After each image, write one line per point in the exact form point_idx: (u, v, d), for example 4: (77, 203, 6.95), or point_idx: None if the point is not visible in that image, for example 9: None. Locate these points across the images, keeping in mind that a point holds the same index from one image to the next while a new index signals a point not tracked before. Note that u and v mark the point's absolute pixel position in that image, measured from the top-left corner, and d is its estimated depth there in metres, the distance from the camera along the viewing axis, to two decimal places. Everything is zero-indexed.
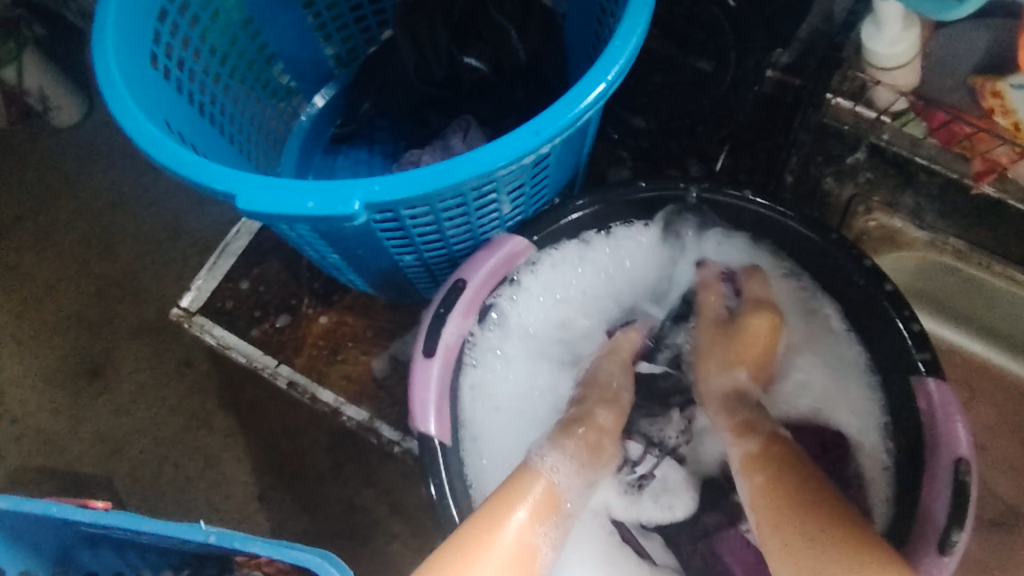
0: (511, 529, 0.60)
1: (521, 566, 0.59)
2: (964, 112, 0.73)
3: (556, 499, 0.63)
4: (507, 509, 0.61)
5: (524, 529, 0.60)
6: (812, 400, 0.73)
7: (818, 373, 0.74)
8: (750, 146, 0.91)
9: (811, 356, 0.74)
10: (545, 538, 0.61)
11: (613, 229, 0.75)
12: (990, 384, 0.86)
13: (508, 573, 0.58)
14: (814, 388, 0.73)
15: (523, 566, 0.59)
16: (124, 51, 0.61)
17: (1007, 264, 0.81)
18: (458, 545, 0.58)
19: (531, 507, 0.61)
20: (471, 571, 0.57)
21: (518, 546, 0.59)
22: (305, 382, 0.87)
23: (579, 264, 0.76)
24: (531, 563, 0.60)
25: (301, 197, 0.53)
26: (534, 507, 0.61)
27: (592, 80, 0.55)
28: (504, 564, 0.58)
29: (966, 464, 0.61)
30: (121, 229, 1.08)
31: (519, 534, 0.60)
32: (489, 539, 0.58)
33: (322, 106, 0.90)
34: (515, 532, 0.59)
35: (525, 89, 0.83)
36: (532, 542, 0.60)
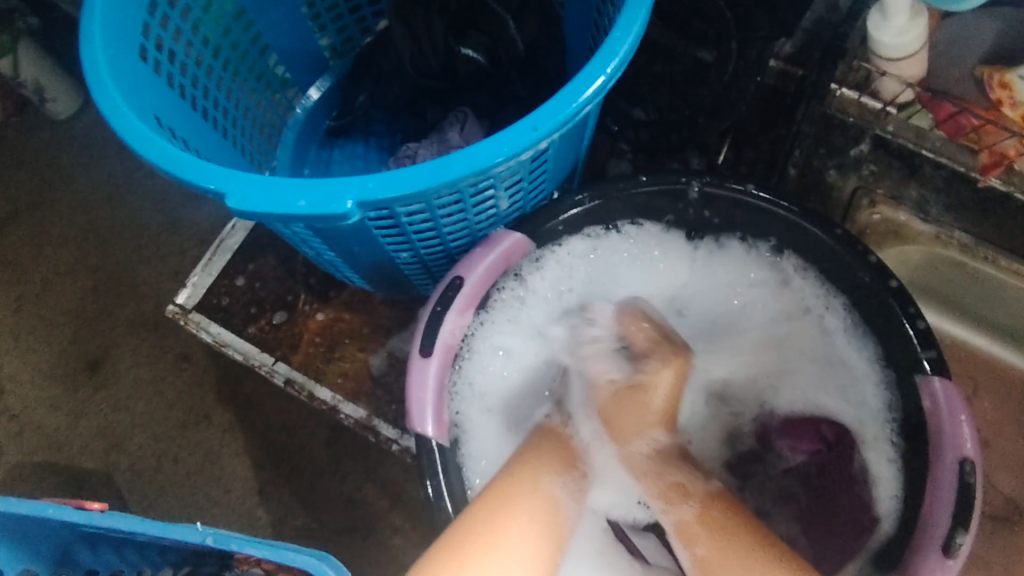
0: (532, 484, 0.60)
1: (551, 518, 0.59)
2: (972, 104, 0.72)
3: (570, 455, 0.66)
4: (527, 468, 0.62)
5: (541, 479, 0.61)
6: (801, 402, 0.74)
7: (810, 375, 0.74)
8: (752, 139, 0.88)
9: (806, 359, 0.74)
10: (563, 491, 0.62)
11: (620, 226, 0.74)
12: (995, 378, 0.85)
13: (539, 522, 0.58)
14: (802, 389, 0.74)
15: (553, 516, 0.60)
16: (112, 45, 0.60)
17: (1013, 259, 0.80)
18: (487, 501, 0.58)
19: (548, 463, 0.63)
20: (503, 526, 0.56)
21: (541, 499, 0.60)
22: (302, 379, 0.86)
23: (578, 262, 0.75)
24: (556, 515, 0.60)
25: (293, 196, 0.52)
26: (552, 464, 0.63)
27: (592, 73, 0.53)
28: (535, 514, 0.59)
29: (971, 464, 0.59)
30: (118, 223, 1.07)
31: (536, 489, 0.60)
32: (514, 499, 0.59)
33: (317, 99, 0.89)
34: (539, 488, 0.60)
35: (522, 79, 0.80)
36: (555, 495, 0.61)
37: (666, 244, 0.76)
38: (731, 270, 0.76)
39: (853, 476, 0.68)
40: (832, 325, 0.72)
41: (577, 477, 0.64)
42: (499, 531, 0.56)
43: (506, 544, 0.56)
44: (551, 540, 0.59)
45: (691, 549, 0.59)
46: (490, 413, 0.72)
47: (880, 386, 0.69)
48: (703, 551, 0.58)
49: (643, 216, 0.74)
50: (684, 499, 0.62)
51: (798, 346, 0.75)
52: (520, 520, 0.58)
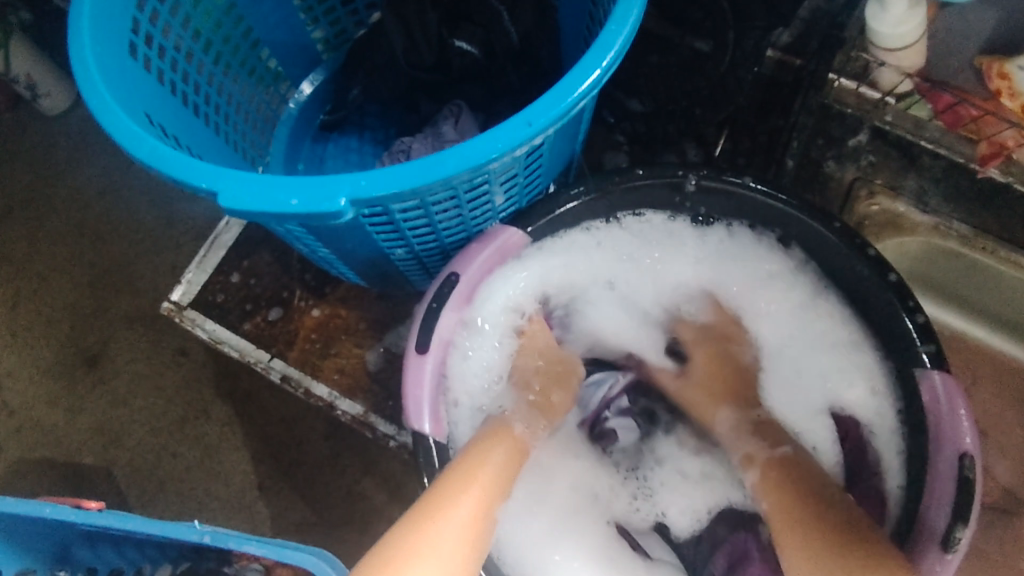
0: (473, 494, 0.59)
1: (475, 535, 0.57)
2: (970, 94, 0.72)
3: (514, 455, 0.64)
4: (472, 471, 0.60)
5: (487, 493, 0.59)
6: (808, 394, 0.72)
7: (814, 368, 0.72)
8: (750, 129, 0.87)
9: (811, 351, 0.72)
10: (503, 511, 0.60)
11: (623, 216, 0.73)
12: (993, 369, 0.84)
13: (465, 539, 0.56)
14: (807, 383, 0.72)
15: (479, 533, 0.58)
16: (101, 42, 0.59)
17: (1012, 250, 0.79)
18: (425, 508, 0.57)
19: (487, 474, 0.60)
20: (437, 540, 0.55)
21: (483, 512, 0.58)
22: (298, 375, 0.86)
23: (580, 250, 0.74)
24: (492, 530, 0.59)
25: (285, 194, 0.52)
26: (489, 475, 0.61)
27: (587, 66, 0.53)
28: (461, 530, 0.56)
29: (971, 458, 0.59)
30: (114, 218, 1.06)
31: (479, 505, 0.58)
32: (451, 510, 0.57)
33: (310, 93, 0.88)
34: (473, 503, 0.58)
35: (517, 72, 0.79)
36: (488, 514, 0.59)
37: (673, 234, 0.75)
38: (741, 258, 0.74)
39: (854, 472, 0.69)
40: (841, 318, 0.71)
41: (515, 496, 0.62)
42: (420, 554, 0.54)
43: (436, 556, 0.54)
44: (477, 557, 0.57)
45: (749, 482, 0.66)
46: (482, 406, 0.71)
47: (886, 381, 0.68)
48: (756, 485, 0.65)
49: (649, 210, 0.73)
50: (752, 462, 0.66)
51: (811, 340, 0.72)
52: (457, 531, 0.56)
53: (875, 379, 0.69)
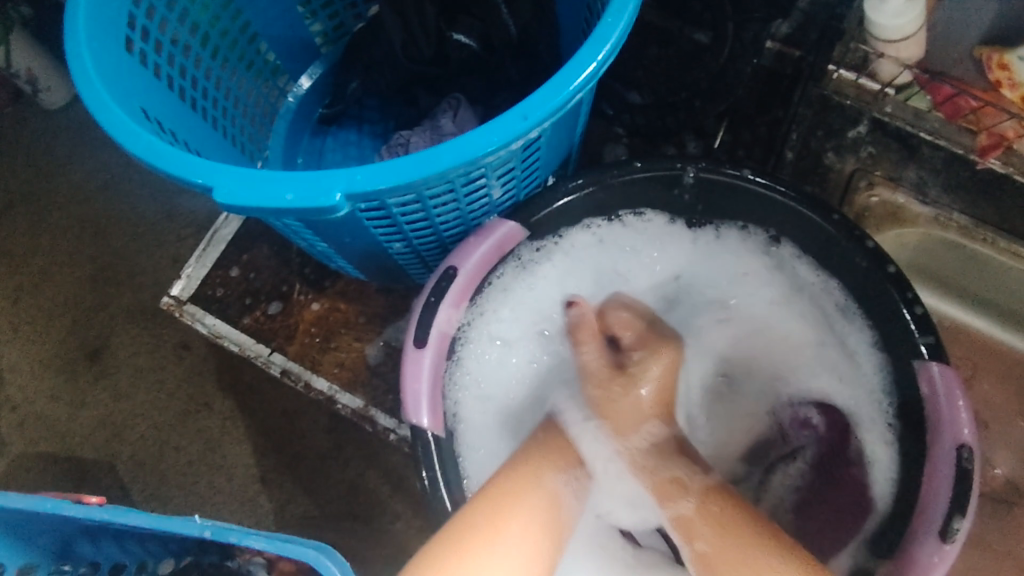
0: (536, 476, 0.63)
1: (550, 514, 0.62)
2: (970, 85, 0.72)
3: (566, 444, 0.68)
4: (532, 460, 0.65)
5: (547, 474, 0.64)
6: (790, 389, 0.75)
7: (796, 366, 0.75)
8: (749, 120, 0.86)
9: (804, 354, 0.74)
10: (567, 490, 0.64)
11: (622, 214, 0.74)
12: (995, 361, 0.84)
13: (541, 517, 0.61)
14: (782, 377, 0.76)
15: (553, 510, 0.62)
16: (97, 37, 0.59)
17: (1012, 240, 0.79)
18: (493, 489, 0.61)
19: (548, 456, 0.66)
20: (506, 517, 0.59)
21: (546, 493, 0.62)
22: (298, 369, 0.86)
23: (584, 252, 0.75)
24: (558, 510, 0.62)
25: (281, 189, 0.52)
26: (558, 458, 0.66)
27: (583, 59, 0.52)
28: (538, 508, 0.61)
29: (970, 450, 0.59)
30: (115, 212, 1.06)
31: (542, 485, 0.63)
32: (517, 490, 0.61)
33: (309, 87, 0.88)
34: (537, 485, 0.62)
35: (515, 65, 0.79)
36: (552, 494, 0.63)
37: (669, 240, 0.76)
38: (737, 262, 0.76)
39: (850, 457, 0.70)
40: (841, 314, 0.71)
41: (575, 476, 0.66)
42: (498, 533, 0.57)
43: (510, 532, 0.58)
44: (550, 532, 0.61)
45: (691, 543, 0.63)
46: (485, 403, 0.72)
47: (877, 372, 0.68)
48: (703, 548, 0.61)
49: (649, 210, 0.74)
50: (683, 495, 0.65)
51: (807, 338, 0.74)
52: (526, 507, 0.60)
53: (869, 371, 0.69)
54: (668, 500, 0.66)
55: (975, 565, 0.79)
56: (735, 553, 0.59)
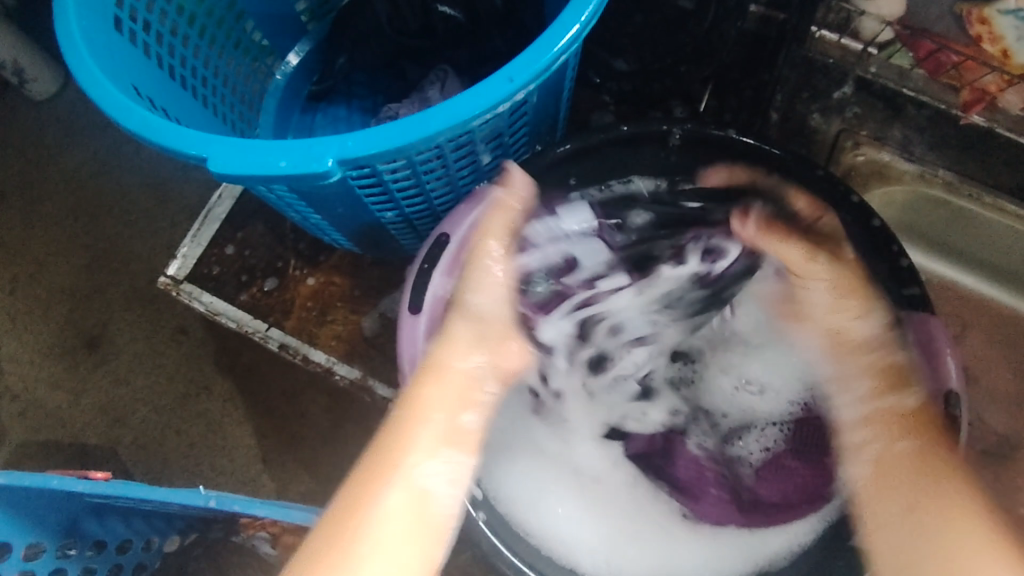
0: (387, 484, 0.58)
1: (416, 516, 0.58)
2: (951, 41, 0.74)
3: (463, 402, 0.64)
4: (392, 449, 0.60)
5: (395, 478, 0.59)
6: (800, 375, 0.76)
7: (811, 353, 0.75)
8: (735, 85, 0.86)
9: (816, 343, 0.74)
10: (437, 476, 0.60)
11: (614, 185, 0.73)
12: (981, 318, 0.87)
13: (409, 519, 0.58)
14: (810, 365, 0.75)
15: (424, 505, 0.59)
16: (85, 16, 0.59)
17: (997, 196, 0.80)
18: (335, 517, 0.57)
19: (417, 447, 0.60)
20: (350, 547, 0.55)
21: (404, 495, 0.58)
22: (296, 343, 0.87)
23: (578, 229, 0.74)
24: (419, 514, 0.58)
25: (274, 156, 0.52)
26: (438, 429, 0.61)
27: (567, 22, 0.53)
28: (399, 515, 0.57)
29: (956, 396, 0.64)
30: (108, 199, 1.07)
31: (403, 489, 0.58)
32: (362, 517, 0.56)
33: (297, 63, 0.87)
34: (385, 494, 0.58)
35: (501, 34, 0.80)
36: (410, 483, 0.59)
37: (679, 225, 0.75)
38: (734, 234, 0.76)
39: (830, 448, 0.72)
40: None
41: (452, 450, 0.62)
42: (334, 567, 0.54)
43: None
44: (422, 536, 0.58)
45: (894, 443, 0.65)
46: None
47: None
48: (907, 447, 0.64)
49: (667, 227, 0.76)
50: (908, 390, 0.66)
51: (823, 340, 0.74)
52: (373, 535, 0.56)
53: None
54: (885, 395, 0.68)
55: None
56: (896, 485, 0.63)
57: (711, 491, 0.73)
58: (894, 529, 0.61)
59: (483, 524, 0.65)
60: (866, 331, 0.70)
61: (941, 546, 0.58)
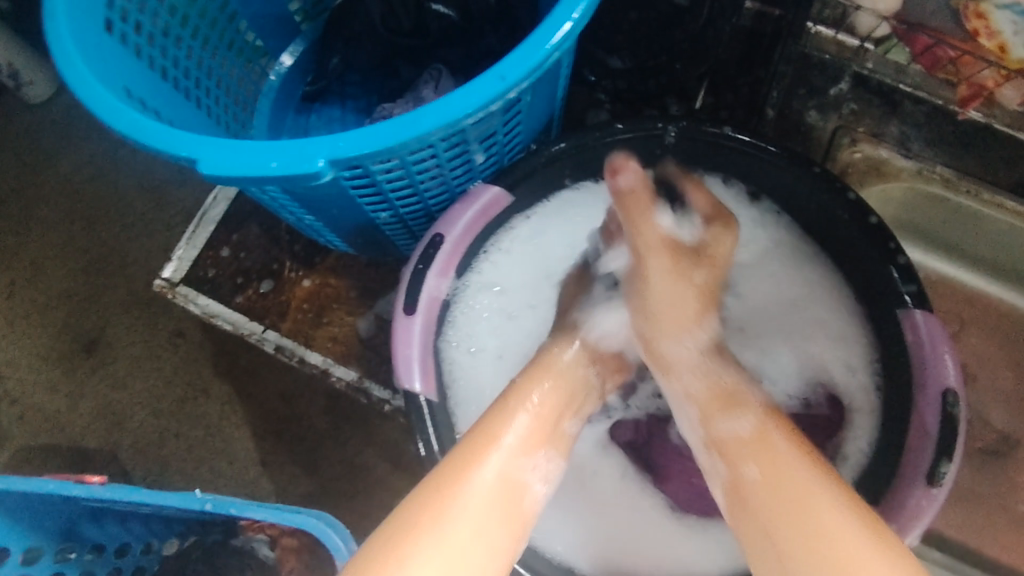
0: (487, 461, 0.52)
1: (509, 503, 0.51)
2: (948, 36, 0.73)
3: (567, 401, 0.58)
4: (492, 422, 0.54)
5: (500, 455, 0.52)
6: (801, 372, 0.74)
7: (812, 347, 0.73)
8: (729, 82, 0.87)
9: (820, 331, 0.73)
10: (537, 468, 0.53)
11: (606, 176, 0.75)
12: (980, 315, 0.87)
13: (506, 512, 0.50)
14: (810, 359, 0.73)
15: (521, 503, 0.52)
16: (76, 18, 0.59)
17: (995, 191, 0.79)
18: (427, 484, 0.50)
19: (523, 434, 0.54)
20: (445, 518, 0.48)
21: (504, 478, 0.51)
22: (292, 345, 0.87)
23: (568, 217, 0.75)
24: (515, 502, 0.51)
25: (265, 157, 0.52)
26: (545, 427, 0.55)
27: (559, 19, 0.53)
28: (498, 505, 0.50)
29: (954, 395, 0.62)
30: (104, 202, 1.06)
31: (505, 468, 0.52)
32: (464, 483, 0.50)
33: (291, 64, 0.87)
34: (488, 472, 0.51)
35: (495, 33, 0.80)
36: (515, 470, 0.52)
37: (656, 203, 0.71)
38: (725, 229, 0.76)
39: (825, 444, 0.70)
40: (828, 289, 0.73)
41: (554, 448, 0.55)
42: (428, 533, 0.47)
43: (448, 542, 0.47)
44: (512, 534, 0.50)
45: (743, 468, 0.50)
46: (472, 351, 0.73)
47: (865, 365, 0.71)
48: (750, 473, 0.50)
49: None
50: (742, 411, 0.54)
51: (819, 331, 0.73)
52: (476, 507, 0.49)
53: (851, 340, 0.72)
54: (721, 413, 0.54)
55: (967, 516, 0.82)
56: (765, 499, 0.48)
57: (695, 482, 0.71)
58: (744, 520, 0.49)
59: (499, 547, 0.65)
60: (695, 347, 0.60)
61: (814, 535, 0.45)
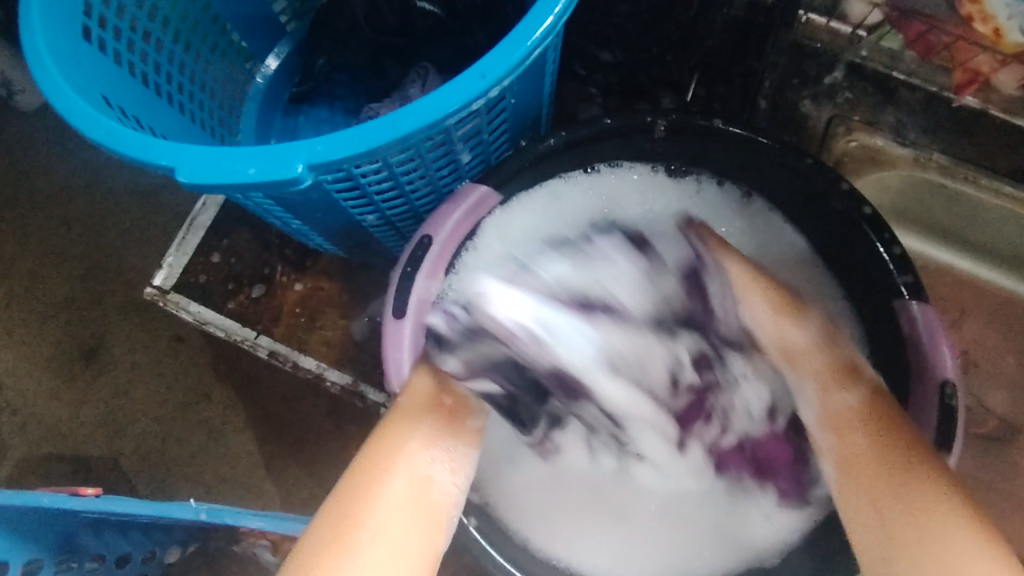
0: (388, 472, 0.58)
1: (413, 507, 0.57)
2: (942, 21, 0.70)
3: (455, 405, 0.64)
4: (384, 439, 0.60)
5: (398, 465, 0.58)
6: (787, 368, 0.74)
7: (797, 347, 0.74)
8: (723, 73, 0.85)
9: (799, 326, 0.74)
10: (438, 469, 0.60)
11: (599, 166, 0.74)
12: (981, 302, 0.86)
13: (411, 511, 0.57)
14: None
15: (423, 499, 0.58)
16: (53, 26, 0.58)
17: (994, 177, 0.78)
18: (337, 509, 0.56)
19: (411, 444, 0.60)
20: (355, 538, 0.54)
21: (408, 482, 0.58)
22: (286, 350, 0.87)
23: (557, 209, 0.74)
24: (424, 502, 0.58)
25: (242, 164, 0.51)
26: (426, 428, 0.61)
27: (540, 14, 0.52)
28: (397, 510, 0.56)
29: (953, 386, 0.62)
30: (99, 209, 1.06)
31: (404, 477, 0.58)
32: (369, 501, 0.56)
33: (276, 66, 0.86)
34: (391, 485, 0.57)
35: (483, 29, 0.79)
36: (414, 476, 0.59)
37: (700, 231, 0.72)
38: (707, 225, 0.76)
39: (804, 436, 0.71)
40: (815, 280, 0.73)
41: (449, 448, 0.62)
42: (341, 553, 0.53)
43: (363, 556, 0.53)
44: (419, 528, 0.57)
45: (848, 435, 0.57)
46: None
47: None
48: (858, 441, 0.57)
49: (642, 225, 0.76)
50: (854, 385, 0.60)
51: None
52: (383, 518, 0.56)
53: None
54: (831, 393, 0.60)
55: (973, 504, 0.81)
56: (871, 469, 0.55)
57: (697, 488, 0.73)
58: (871, 534, 0.53)
59: (473, 528, 0.66)
60: (807, 337, 0.64)
61: (929, 541, 0.50)
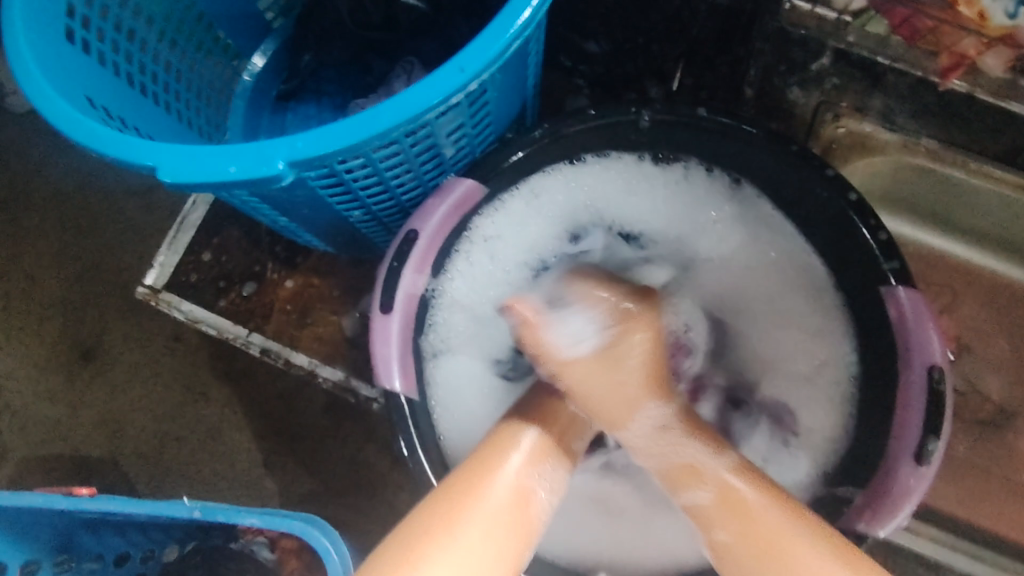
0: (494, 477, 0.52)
1: (517, 518, 0.50)
2: (925, 6, 0.69)
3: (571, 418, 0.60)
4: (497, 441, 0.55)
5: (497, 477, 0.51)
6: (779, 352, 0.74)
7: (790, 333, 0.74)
8: (709, 61, 0.86)
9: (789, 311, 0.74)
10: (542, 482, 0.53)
11: (585, 156, 0.74)
12: (972, 287, 0.86)
13: (510, 526, 0.50)
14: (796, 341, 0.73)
15: (525, 510, 0.51)
16: (35, 29, 0.58)
17: (983, 161, 0.78)
18: (442, 492, 0.51)
19: (520, 456, 0.54)
20: (458, 529, 0.48)
21: (510, 492, 0.51)
22: (278, 348, 0.88)
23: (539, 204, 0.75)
24: (524, 513, 0.51)
25: (224, 163, 0.51)
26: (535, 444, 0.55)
27: (517, 5, 0.52)
28: (501, 520, 0.50)
29: (940, 370, 0.62)
30: (93, 210, 1.06)
31: (509, 487, 0.51)
32: (476, 498, 0.50)
33: (263, 65, 0.86)
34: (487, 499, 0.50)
35: (468, 23, 0.79)
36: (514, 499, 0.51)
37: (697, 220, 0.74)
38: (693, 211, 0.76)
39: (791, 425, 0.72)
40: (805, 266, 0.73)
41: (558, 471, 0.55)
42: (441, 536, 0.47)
43: (459, 544, 0.47)
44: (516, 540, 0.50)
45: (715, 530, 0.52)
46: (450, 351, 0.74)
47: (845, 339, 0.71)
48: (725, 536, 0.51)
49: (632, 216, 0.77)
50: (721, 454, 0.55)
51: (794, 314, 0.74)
52: (487, 520, 0.49)
53: (829, 331, 0.72)
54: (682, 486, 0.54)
55: (967, 489, 0.82)
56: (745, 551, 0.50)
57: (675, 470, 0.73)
58: None
59: None
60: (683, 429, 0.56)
61: None
